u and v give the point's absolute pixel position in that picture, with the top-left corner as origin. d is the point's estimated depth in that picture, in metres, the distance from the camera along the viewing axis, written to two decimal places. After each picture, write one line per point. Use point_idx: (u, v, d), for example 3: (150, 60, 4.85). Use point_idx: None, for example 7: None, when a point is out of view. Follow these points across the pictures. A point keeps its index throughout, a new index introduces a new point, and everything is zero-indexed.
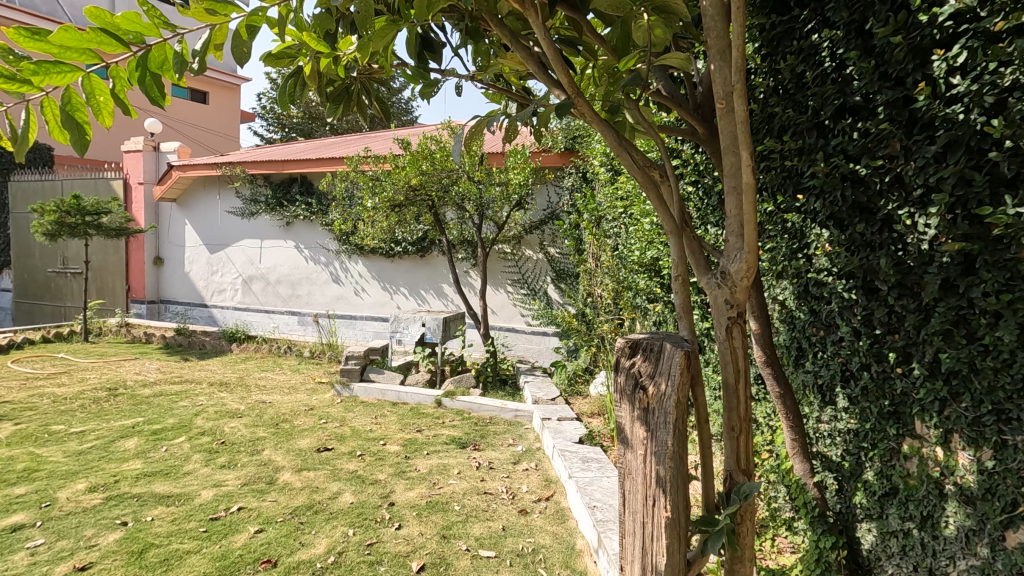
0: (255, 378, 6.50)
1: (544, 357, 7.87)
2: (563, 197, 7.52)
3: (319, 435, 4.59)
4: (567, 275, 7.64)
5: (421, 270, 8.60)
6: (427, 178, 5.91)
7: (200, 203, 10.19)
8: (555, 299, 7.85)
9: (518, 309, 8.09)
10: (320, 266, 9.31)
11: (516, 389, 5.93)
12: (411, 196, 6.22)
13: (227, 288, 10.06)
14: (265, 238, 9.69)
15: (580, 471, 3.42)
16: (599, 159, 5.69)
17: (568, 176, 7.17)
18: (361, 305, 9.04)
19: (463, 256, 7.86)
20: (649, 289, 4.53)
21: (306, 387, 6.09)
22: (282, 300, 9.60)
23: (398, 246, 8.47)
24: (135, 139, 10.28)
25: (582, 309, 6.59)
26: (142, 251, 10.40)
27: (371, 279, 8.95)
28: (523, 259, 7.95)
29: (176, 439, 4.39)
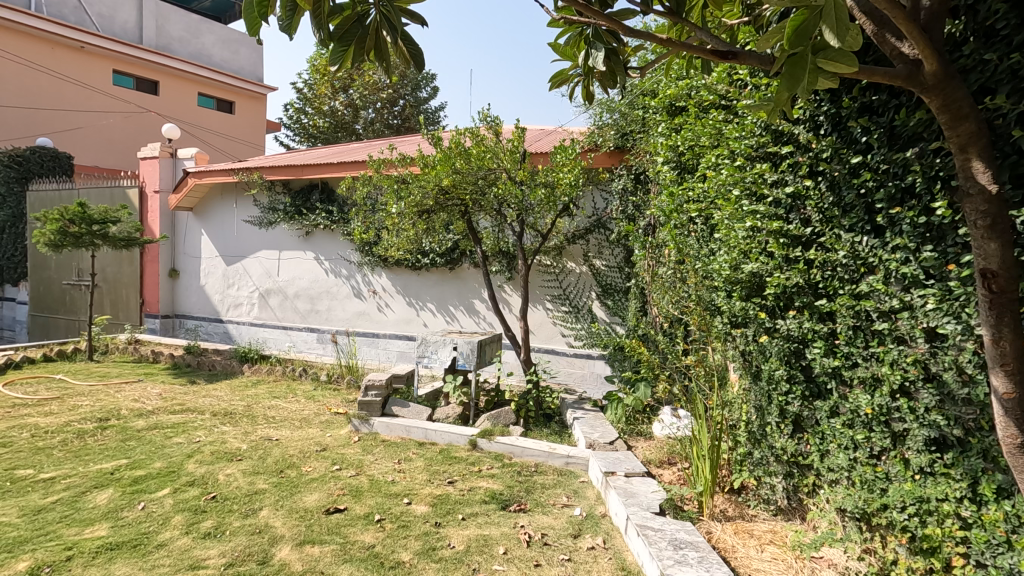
0: (263, 408, 5.73)
1: (588, 383, 6.99)
2: (612, 203, 6.60)
3: (330, 489, 3.76)
4: (615, 290, 6.76)
5: (451, 284, 7.80)
6: (461, 179, 5.12)
7: (216, 212, 9.60)
8: (600, 317, 6.99)
9: (558, 328, 7.23)
10: (341, 279, 8.60)
11: (563, 428, 5.02)
12: (442, 200, 5.43)
13: (243, 302, 9.43)
14: (284, 249, 9.03)
15: (676, 566, 2.50)
16: (661, 158, 4.81)
17: (619, 178, 6.29)
18: (385, 323, 8.29)
19: (497, 269, 7.02)
20: (735, 310, 3.64)
21: (320, 420, 5.28)
22: (301, 316, 8.91)
23: (426, 258, 7.68)
24: (152, 145, 9.82)
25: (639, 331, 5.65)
26: (156, 263, 9.87)
27: (396, 294, 8.20)
28: (564, 272, 7.09)
29: (158, 492, 3.61)
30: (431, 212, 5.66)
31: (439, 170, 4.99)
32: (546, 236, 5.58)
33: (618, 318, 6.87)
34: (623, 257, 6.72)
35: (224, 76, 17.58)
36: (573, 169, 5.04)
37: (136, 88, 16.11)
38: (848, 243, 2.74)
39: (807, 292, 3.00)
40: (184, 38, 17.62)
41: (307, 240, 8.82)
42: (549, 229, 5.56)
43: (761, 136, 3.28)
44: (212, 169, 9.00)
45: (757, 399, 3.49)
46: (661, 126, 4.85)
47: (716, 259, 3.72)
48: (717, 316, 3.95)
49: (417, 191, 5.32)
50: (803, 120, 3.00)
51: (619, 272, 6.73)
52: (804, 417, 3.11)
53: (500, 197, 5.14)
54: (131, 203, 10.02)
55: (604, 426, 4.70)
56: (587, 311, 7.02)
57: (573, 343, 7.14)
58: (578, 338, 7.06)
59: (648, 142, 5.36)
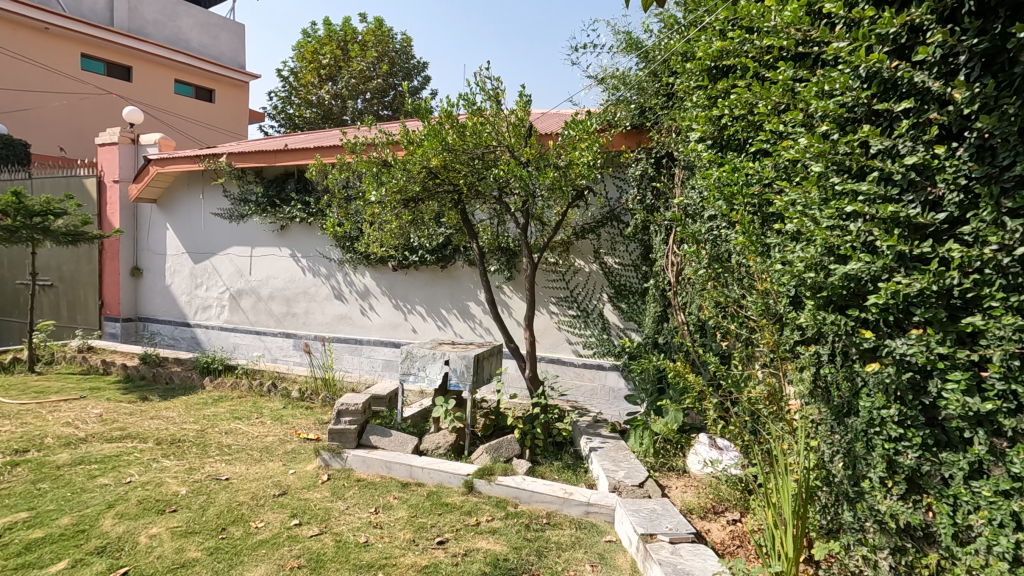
0: (219, 433, 4.82)
1: (599, 398, 6.16)
2: (629, 192, 5.75)
3: (283, 557, 2.88)
4: (629, 292, 5.96)
5: (442, 284, 6.92)
6: (456, 160, 4.24)
7: (183, 204, 8.66)
8: (612, 323, 6.18)
9: (564, 334, 6.41)
10: (320, 278, 7.70)
11: (577, 460, 4.17)
12: (431, 186, 4.54)
13: (212, 304, 8.50)
14: (257, 245, 8.12)
15: None
16: (696, 134, 3.96)
17: (635, 164, 5.46)
18: (369, 328, 7.41)
19: (495, 268, 6.15)
20: (810, 324, 2.79)
21: (285, 451, 4.39)
22: (276, 320, 8.01)
23: (415, 255, 6.80)
24: (112, 130, 8.87)
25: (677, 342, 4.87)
26: (117, 260, 8.93)
27: (381, 295, 7.32)
28: (571, 270, 6.28)
29: (51, 569, 2.71)
30: (418, 201, 4.78)
31: (427, 147, 4.08)
32: (555, 229, 4.67)
33: (633, 324, 6.05)
34: (639, 253, 5.90)
35: (202, 62, 16.55)
36: (592, 146, 4.14)
37: (107, 74, 15.04)
38: (1016, 235, 1.91)
39: (938, 303, 2.16)
40: (159, 21, 16.54)
41: (282, 235, 7.91)
42: (560, 220, 4.64)
43: (861, 90, 2.43)
44: (175, 156, 8.08)
45: (846, 442, 2.65)
46: (697, 94, 4.00)
47: (784, 257, 2.87)
48: (784, 328, 3.11)
49: (401, 174, 4.40)
50: (933, 61, 2.16)
51: (634, 271, 5.93)
52: (925, 475, 2.28)
53: (502, 180, 4.24)
54: (89, 194, 9.06)
55: (629, 461, 3.85)
56: (598, 316, 6.20)
57: (582, 351, 6.31)
58: (587, 346, 6.24)
59: (677, 118, 4.53)
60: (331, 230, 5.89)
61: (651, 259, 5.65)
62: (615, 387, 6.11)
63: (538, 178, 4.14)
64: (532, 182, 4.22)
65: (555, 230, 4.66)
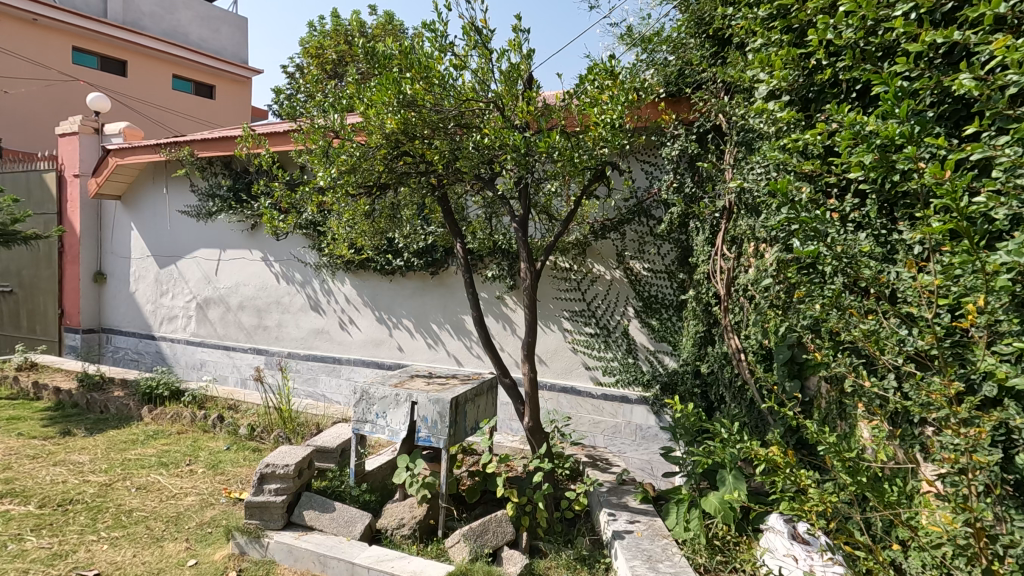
0: (128, 491, 3.70)
1: (623, 438, 4.96)
2: (663, 178, 4.54)
3: None
4: (662, 306, 4.80)
5: (432, 294, 5.77)
6: (426, 125, 3.13)
7: (148, 200, 7.66)
8: (640, 344, 4.96)
9: (579, 357, 5.20)
10: (294, 286, 6.60)
11: (595, 549, 2.95)
12: (399, 166, 3.40)
13: (178, 315, 7.48)
14: (226, 247, 7.07)
15: None
16: (767, 84, 2.78)
17: (674, 141, 4.26)
18: (349, 344, 6.28)
19: (494, 274, 5.00)
20: None
21: (198, 524, 3.24)
22: (246, 333, 6.94)
23: (400, 259, 5.65)
24: (72, 119, 7.91)
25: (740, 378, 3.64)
26: (77, 265, 7.96)
27: (363, 306, 6.19)
28: (589, 278, 5.08)
29: None
30: (387, 187, 3.63)
31: (379, 102, 2.95)
32: (565, 225, 3.42)
33: (665, 346, 4.86)
34: (675, 257, 4.70)
35: (202, 56, 15.57)
36: (619, 103, 2.94)
37: (100, 69, 13.96)
38: None
39: None
40: (155, 13, 15.67)
41: (253, 236, 6.84)
42: (573, 211, 3.43)
43: None
44: (134, 145, 7.08)
45: None
46: (772, 26, 2.80)
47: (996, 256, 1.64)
48: (944, 377, 1.87)
49: (349, 145, 3.23)
50: None
51: (669, 279, 4.75)
52: None
53: (491, 152, 3.08)
54: (49, 191, 8.11)
55: (671, 562, 2.61)
56: (622, 335, 5.00)
57: (601, 379, 5.10)
58: (607, 372, 5.03)
59: (736, 69, 3.32)
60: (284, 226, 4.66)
61: (693, 264, 4.45)
62: (643, 425, 4.89)
63: (540, 149, 2.95)
64: (534, 159, 3.03)
65: (566, 227, 3.42)
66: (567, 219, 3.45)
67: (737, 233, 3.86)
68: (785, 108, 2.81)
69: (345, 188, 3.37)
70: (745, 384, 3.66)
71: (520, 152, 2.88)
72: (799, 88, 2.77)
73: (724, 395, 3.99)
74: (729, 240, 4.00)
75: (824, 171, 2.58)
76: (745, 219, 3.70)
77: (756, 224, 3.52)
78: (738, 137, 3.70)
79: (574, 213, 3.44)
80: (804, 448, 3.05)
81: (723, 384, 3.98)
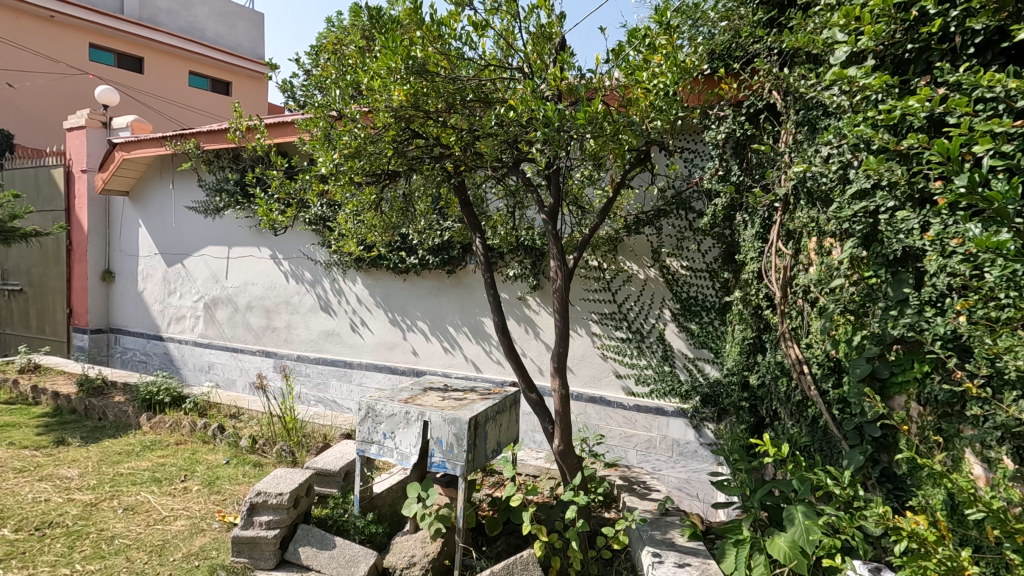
0: (113, 513, 3.35)
1: (659, 454, 4.51)
2: (705, 166, 4.08)
3: None
4: (702, 308, 4.34)
5: (448, 294, 5.36)
6: (441, 97, 2.71)
7: (155, 196, 7.39)
8: (676, 350, 4.49)
9: (609, 364, 4.75)
10: (304, 285, 6.26)
11: None
12: (411, 150, 3.01)
13: (186, 315, 7.19)
14: (235, 244, 6.76)
15: None
16: (850, 44, 2.32)
17: (723, 123, 3.79)
18: (361, 348, 5.91)
19: (516, 273, 4.58)
20: None
21: (184, 556, 2.87)
22: (254, 335, 6.62)
23: (415, 257, 5.25)
24: (80, 112, 7.67)
25: (802, 392, 3.18)
26: (85, 263, 7.73)
27: (375, 307, 5.81)
28: (620, 277, 4.64)
29: None
30: (398, 175, 3.23)
31: (385, 69, 2.54)
32: (598, 217, 2.90)
33: (706, 353, 4.39)
34: (718, 254, 4.24)
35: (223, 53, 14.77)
36: (669, 67, 2.51)
37: (116, 66, 13.18)
38: None
39: None
40: (172, 9, 15.47)
41: (262, 232, 6.51)
42: (610, 201, 2.93)
43: None
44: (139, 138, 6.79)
45: None
46: None
47: None
48: None
49: (353, 123, 2.83)
50: None
51: (710, 279, 4.29)
52: None
53: (517, 129, 2.65)
54: (57, 186, 7.89)
55: None
56: (657, 340, 4.54)
57: (633, 389, 4.65)
58: (640, 381, 4.58)
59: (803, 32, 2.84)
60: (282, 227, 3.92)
61: (740, 262, 3.98)
62: (680, 441, 4.43)
63: (575, 124, 2.52)
64: (567, 136, 2.60)
65: (600, 220, 2.88)
66: (602, 210, 2.92)
67: (795, 227, 3.39)
68: (869, 73, 2.36)
69: (349, 176, 2.96)
70: (806, 399, 3.19)
71: (553, 125, 2.45)
72: (891, 49, 2.33)
73: (778, 410, 3.53)
74: (785, 234, 3.53)
75: (928, 147, 2.11)
76: (806, 209, 3.23)
77: (823, 215, 3.05)
78: (800, 115, 3.25)
79: (611, 202, 2.95)
80: (887, 480, 2.57)
81: (777, 399, 3.52)
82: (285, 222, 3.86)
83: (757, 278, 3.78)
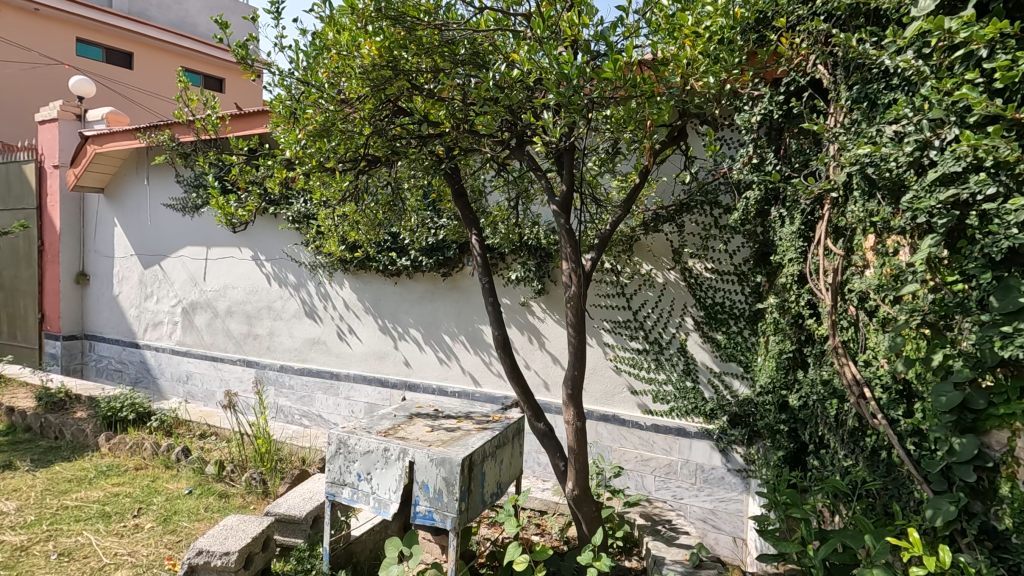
0: (45, 561, 2.84)
1: (679, 481, 4.00)
2: (734, 153, 3.60)
3: None
4: (730, 316, 3.84)
5: (444, 299, 4.86)
6: (426, 53, 2.31)
7: (131, 193, 6.89)
8: (700, 362, 3.97)
9: (623, 378, 4.23)
10: (287, 289, 5.75)
11: None
12: (391, 127, 2.57)
13: (163, 321, 6.69)
14: (214, 244, 6.26)
15: None
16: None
17: (762, 103, 3.29)
18: (348, 358, 5.40)
19: (519, 276, 4.07)
20: None
21: None
22: (235, 343, 6.12)
23: (406, 258, 4.74)
24: (52, 104, 7.18)
25: (863, 419, 2.67)
26: (57, 264, 7.23)
27: (364, 313, 5.30)
28: (636, 281, 4.13)
29: None
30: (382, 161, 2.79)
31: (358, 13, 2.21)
32: (619, 208, 2.38)
33: (733, 367, 3.88)
34: (749, 255, 3.74)
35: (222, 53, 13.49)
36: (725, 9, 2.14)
37: (106, 62, 11.87)
38: None
39: None
40: (164, 3, 14.95)
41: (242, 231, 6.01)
42: (634, 188, 2.41)
43: None
44: (112, 130, 6.30)
45: None
46: None
47: None
48: None
49: (324, 94, 2.39)
50: None
51: (739, 283, 3.79)
52: None
53: (522, 95, 2.20)
54: (29, 182, 7.40)
55: None
56: (677, 352, 4.03)
57: (650, 406, 4.14)
58: (658, 398, 4.07)
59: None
60: (241, 224, 3.42)
61: (776, 264, 3.48)
62: (705, 466, 3.92)
63: (599, 86, 2.08)
64: (586, 100, 2.12)
65: (623, 212, 2.36)
66: (626, 200, 2.40)
67: (847, 222, 2.90)
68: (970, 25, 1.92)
69: (318, 159, 2.46)
70: (865, 426, 2.70)
71: (569, 85, 1.95)
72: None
73: (826, 437, 3.03)
74: (833, 231, 3.05)
75: None
76: (860, 202, 2.75)
77: (887, 209, 2.55)
78: (855, 91, 2.78)
79: (636, 189, 2.43)
80: (987, 537, 2.07)
81: (826, 423, 3.02)
82: (245, 218, 3.34)
83: (798, 282, 3.28)
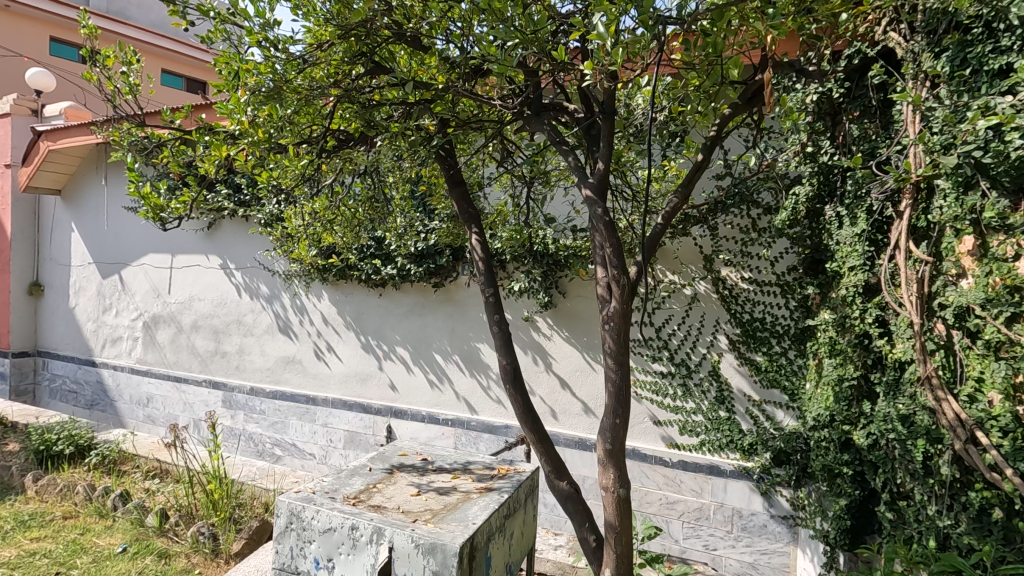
0: None
1: (713, 528, 3.42)
2: (777, 144, 3.07)
3: None
4: (771, 335, 3.26)
5: (435, 313, 4.25)
6: None
7: (90, 195, 6.24)
8: (736, 387, 3.39)
9: (644, 405, 3.65)
10: (259, 301, 5.11)
11: None
12: (367, 93, 2.03)
13: (123, 337, 6.02)
14: (178, 252, 5.62)
15: None
16: None
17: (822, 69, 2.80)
18: (327, 379, 4.77)
19: (522, 287, 3.52)
20: None
21: None
22: (200, 362, 5.46)
23: (392, 266, 4.15)
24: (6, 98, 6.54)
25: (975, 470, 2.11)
26: (8, 274, 6.54)
27: (345, 329, 4.68)
28: (660, 294, 3.55)
29: None
30: (365, 143, 2.27)
31: None
32: (673, 194, 1.77)
33: (776, 395, 3.30)
34: (796, 262, 3.19)
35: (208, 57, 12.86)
36: None
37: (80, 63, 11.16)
38: None
39: None
40: (145, 4, 14.27)
41: (210, 237, 5.39)
42: (693, 168, 1.79)
43: None
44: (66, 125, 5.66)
45: None
46: None
47: None
48: None
49: (271, 38, 1.93)
50: None
51: (783, 296, 3.23)
52: None
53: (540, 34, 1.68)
54: None
55: None
56: (708, 377, 3.45)
57: (676, 440, 3.55)
58: (686, 430, 3.49)
59: None
60: (174, 220, 2.75)
61: (831, 273, 2.89)
62: (743, 512, 3.34)
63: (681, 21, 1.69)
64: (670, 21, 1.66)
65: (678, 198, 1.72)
66: (682, 181, 1.79)
67: (932, 222, 2.38)
68: None
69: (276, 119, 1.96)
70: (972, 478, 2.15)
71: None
72: None
73: (908, 486, 2.47)
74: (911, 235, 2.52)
75: None
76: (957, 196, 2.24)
77: None
78: (948, 57, 2.25)
79: (695, 170, 1.82)
80: None
81: (908, 470, 2.45)
82: (182, 213, 2.70)
83: (864, 294, 2.69)
